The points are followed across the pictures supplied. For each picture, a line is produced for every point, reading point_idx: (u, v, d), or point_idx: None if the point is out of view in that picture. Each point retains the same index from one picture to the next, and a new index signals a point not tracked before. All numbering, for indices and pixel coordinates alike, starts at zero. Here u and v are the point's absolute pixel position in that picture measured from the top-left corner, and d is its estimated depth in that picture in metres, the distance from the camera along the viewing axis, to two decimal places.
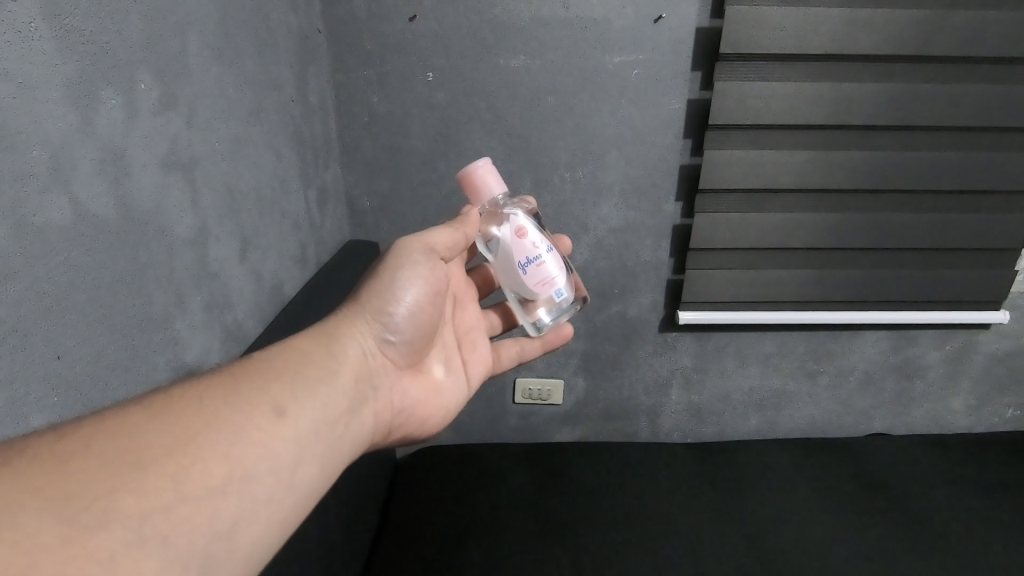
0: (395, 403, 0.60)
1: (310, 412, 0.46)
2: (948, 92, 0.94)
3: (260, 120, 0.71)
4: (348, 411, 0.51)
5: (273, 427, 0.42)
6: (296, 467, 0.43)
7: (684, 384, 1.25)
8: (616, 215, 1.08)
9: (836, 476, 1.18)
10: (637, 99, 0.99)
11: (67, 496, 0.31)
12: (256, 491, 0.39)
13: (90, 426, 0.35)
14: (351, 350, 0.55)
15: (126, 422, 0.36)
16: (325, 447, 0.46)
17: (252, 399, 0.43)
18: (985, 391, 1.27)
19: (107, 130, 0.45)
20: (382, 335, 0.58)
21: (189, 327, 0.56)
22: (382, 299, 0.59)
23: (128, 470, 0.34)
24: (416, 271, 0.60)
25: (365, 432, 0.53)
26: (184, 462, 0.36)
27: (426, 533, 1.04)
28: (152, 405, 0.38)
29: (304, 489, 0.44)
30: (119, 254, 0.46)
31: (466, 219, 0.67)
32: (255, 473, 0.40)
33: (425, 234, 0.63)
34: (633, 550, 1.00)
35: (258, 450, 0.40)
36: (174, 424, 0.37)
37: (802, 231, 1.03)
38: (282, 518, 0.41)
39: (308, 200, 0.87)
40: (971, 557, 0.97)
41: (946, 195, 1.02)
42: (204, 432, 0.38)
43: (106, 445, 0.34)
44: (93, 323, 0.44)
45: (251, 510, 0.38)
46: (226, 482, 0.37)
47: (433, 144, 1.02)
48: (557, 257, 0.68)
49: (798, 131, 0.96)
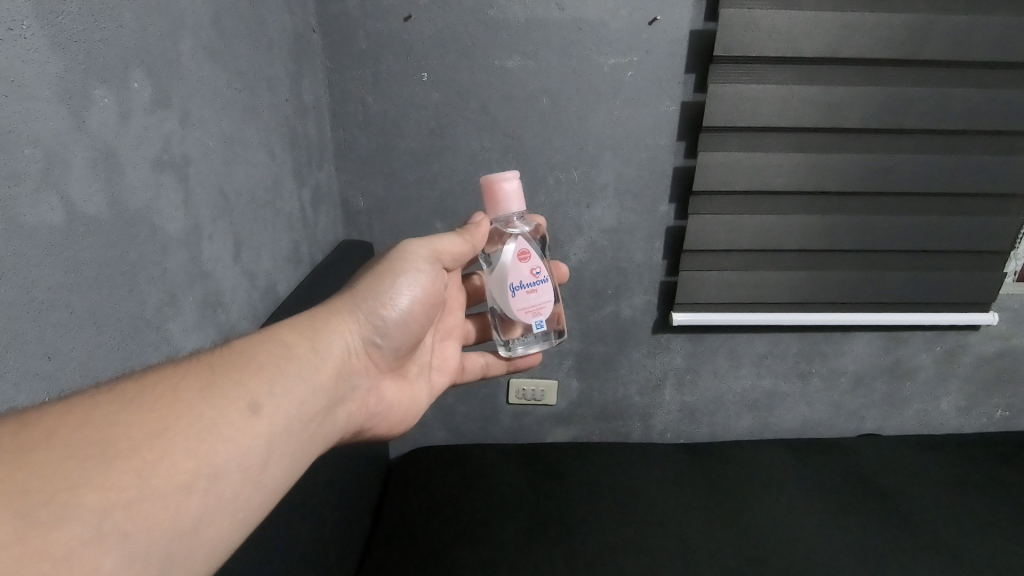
0: (370, 402, 0.61)
1: (285, 411, 0.46)
2: (939, 96, 0.95)
3: (254, 119, 0.71)
4: (322, 409, 0.51)
5: (246, 425, 0.43)
6: (264, 466, 0.43)
7: (677, 385, 1.25)
8: (610, 216, 1.08)
9: (827, 476, 1.18)
10: (631, 101, 0.99)
11: (28, 489, 0.31)
12: (223, 489, 0.39)
13: (60, 415, 0.35)
14: (334, 348, 0.55)
15: (96, 413, 0.36)
16: (295, 445, 0.47)
17: (228, 395, 0.43)
18: (975, 392, 1.28)
19: (99, 129, 0.45)
20: (367, 335, 0.59)
21: (182, 327, 0.56)
22: (376, 300, 0.59)
23: (93, 464, 0.34)
24: (417, 278, 0.61)
25: (335, 431, 0.54)
26: (152, 457, 0.36)
27: (418, 532, 1.04)
28: (125, 396, 0.38)
29: (270, 489, 0.44)
30: (111, 253, 0.46)
31: (476, 228, 0.68)
32: (224, 470, 0.40)
33: (434, 239, 0.64)
34: (625, 549, 1.00)
35: (229, 447, 0.41)
36: (147, 417, 0.38)
37: (794, 233, 1.04)
38: (247, 516, 0.42)
39: (302, 200, 0.87)
40: (960, 556, 0.98)
41: (937, 198, 1.03)
42: (176, 426, 0.38)
43: (74, 437, 0.34)
44: (85, 324, 0.44)
45: (216, 508, 0.39)
46: (194, 479, 0.38)
47: (427, 144, 1.02)
48: (549, 290, 0.69)
49: (790, 133, 0.96)
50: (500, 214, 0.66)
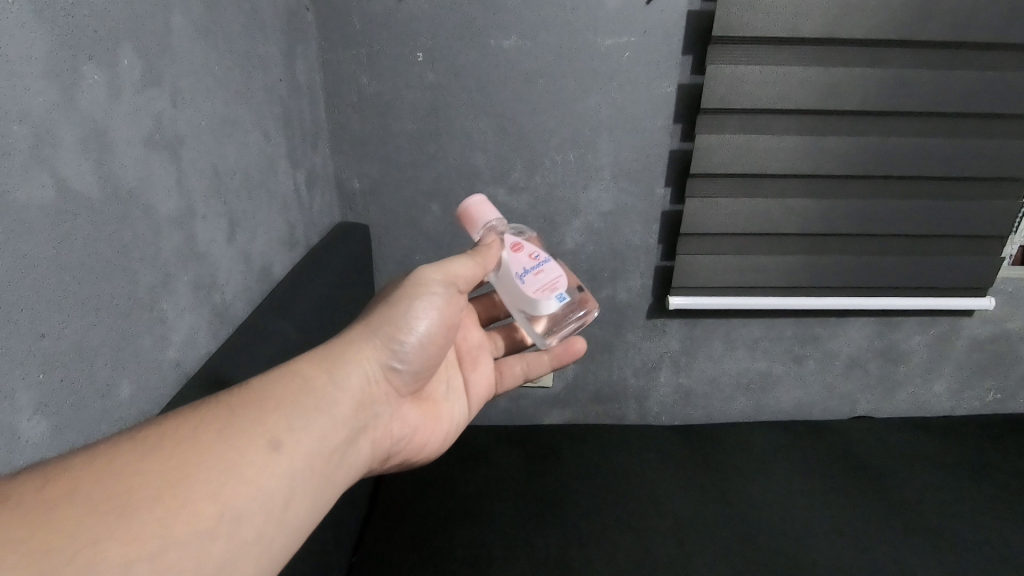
0: (397, 430, 0.62)
1: (307, 447, 0.48)
2: (939, 77, 0.94)
3: (247, 99, 0.71)
4: (345, 443, 0.52)
5: (268, 463, 0.44)
6: (287, 504, 0.45)
7: (673, 367, 1.26)
8: (606, 199, 1.08)
9: (820, 458, 1.20)
10: (628, 83, 0.98)
11: (49, 549, 0.33)
12: (246, 530, 0.41)
13: (79, 469, 0.37)
14: (355, 377, 0.55)
15: (116, 462, 0.39)
16: (319, 480, 0.48)
17: (247, 437, 0.44)
18: (967, 375, 1.29)
19: (90, 107, 0.44)
20: (388, 362, 0.59)
21: (177, 308, 0.56)
22: (391, 326, 0.59)
23: (114, 518, 0.36)
24: (432, 302, 0.61)
25: (360, 462, 0.55)
26: (173, 506, 0.38)
27: (416, 514, 1.05)
28: (145, 442, 0.41)
29: (295, 525, 0.46)
30: (102, 230, 0.46)
31: (486, 251, 0.66)
32: (246, 512, 0.42)
33: (445, 263, 0.63)
34: (620, 531, 1.02)
35: (250, 490, 0.42)
36: (165, 465, 0.40)
37: (792, 218, 1.04)
38: (272, 554, 0.44)
39: (296, 181, 0.86)
40: (948, 538, 1.00)
41: (937, 181, 1.03)
42: (194, 472, 0.40)
43: (95, 491, 0.37)
44: (76, 302, 0.44)
45: (240, 550, 0.41)
46: (215, 524, 0.40)
47: (423, 125, 1.01)
48: (557, 266, 0.68)
49: (789, 116, 0.96)
50: (480, 223, 0.71)
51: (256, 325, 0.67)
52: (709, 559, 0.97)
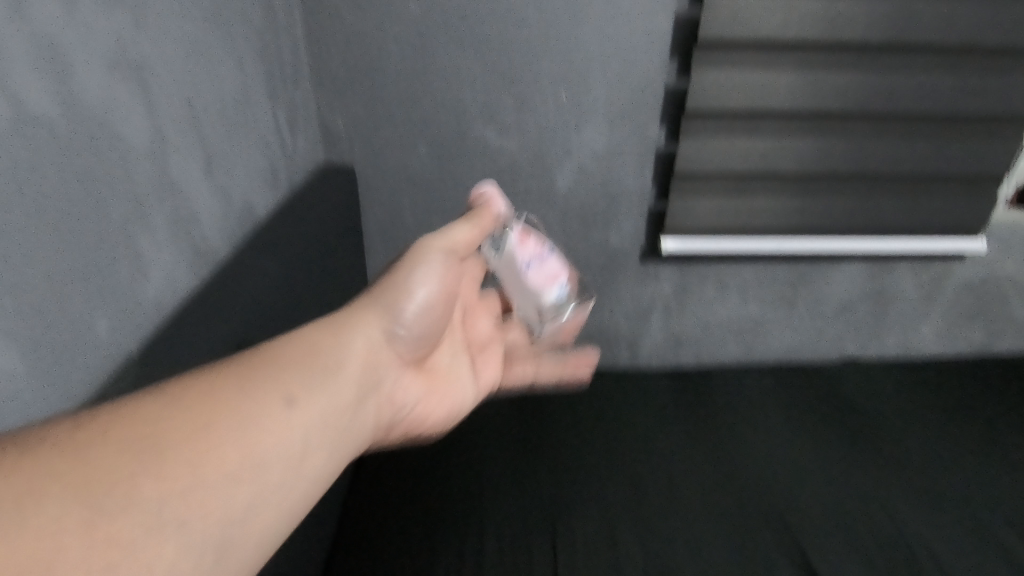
0: (404, 396, 0.63)
1: (321, 405, 0.49)
2: (946, 8, 0.90)
3: (220, 27, 0.67)
4: (357, 403, 0.54)
5: (287, 417, 0.46)
6: (305, 458, 0.46)
7: (664, 311, 1.26)
8: (600, 139, 1.05)
9: (808, 400, 1.22)
10: (621, 15, 0.94)
11: (82, 487, 0.33)
12: (269, 478, 0.43)
13: (104, 417, 0.37)
14: (361, 341, 0.57)
15: (141, 409, 0.39)
16: (334, 437, 0.50)
17: (266, 389, 0.46)
18: (957, 317, 1.30)
19: (41, 20, 0.41)
20: (392, 328, 0.61)
21: (155, 245, 0.54)
22: (393, 292, 0.62)
23: (148, 458, 0.36)
24: (433, 269, 0.64)
25: (371, 425, 0.56)
26: (201, 450, 0.39)
27: (407, 458, 1.07)
28: (168, 391, 0.41)
29: (312, 476, 0.47)
30: (65, 157, 0.44)
31: (481, 214, 0.71)
32: (268, 461, 0.43)
33: (447, 233, 0.67)
34: (611, 474, 1.04)
35: (272, 440, 0.44)
36: (191, 411, 0.41)
37: (789, 157, 1.02)
38: (292, 504, 0.45)
39: (276, 118, 0.83)
40: (929, 476, 1.03)
41: (938, 119, 1.00)
42: (220, 420, 0.41)
43: (124, 433, 0.37)
44: (40, 230, 0.42)
45: (263, 498, 0.42)
46: (240, 471, 0.41)
47: (409, 61, 0.97)
48: (559, 259, 0.73)
49: (790, 50, 0.93)
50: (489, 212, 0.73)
51: (238, 266, 0.66)
52: (697, 499, 0.99)
